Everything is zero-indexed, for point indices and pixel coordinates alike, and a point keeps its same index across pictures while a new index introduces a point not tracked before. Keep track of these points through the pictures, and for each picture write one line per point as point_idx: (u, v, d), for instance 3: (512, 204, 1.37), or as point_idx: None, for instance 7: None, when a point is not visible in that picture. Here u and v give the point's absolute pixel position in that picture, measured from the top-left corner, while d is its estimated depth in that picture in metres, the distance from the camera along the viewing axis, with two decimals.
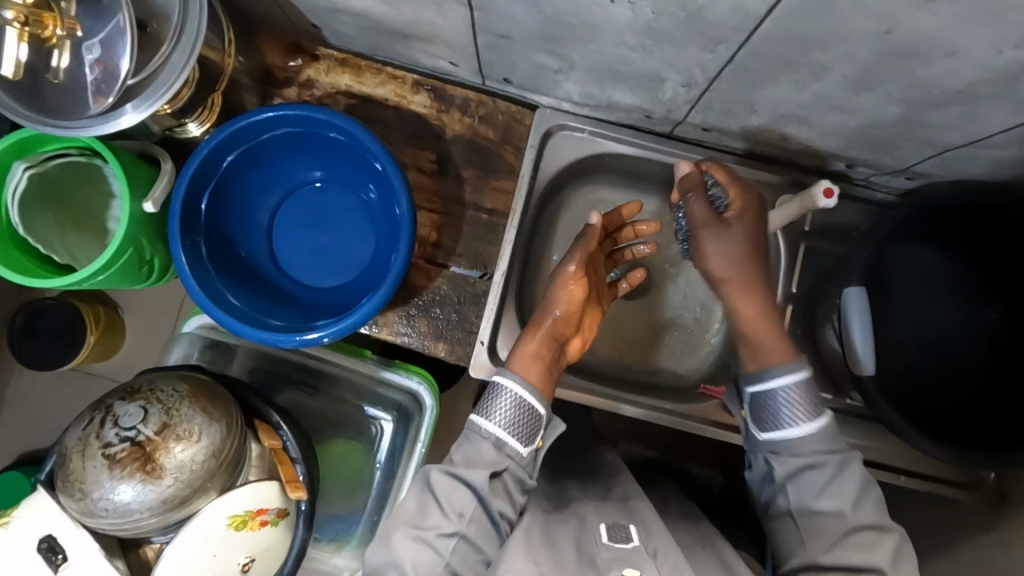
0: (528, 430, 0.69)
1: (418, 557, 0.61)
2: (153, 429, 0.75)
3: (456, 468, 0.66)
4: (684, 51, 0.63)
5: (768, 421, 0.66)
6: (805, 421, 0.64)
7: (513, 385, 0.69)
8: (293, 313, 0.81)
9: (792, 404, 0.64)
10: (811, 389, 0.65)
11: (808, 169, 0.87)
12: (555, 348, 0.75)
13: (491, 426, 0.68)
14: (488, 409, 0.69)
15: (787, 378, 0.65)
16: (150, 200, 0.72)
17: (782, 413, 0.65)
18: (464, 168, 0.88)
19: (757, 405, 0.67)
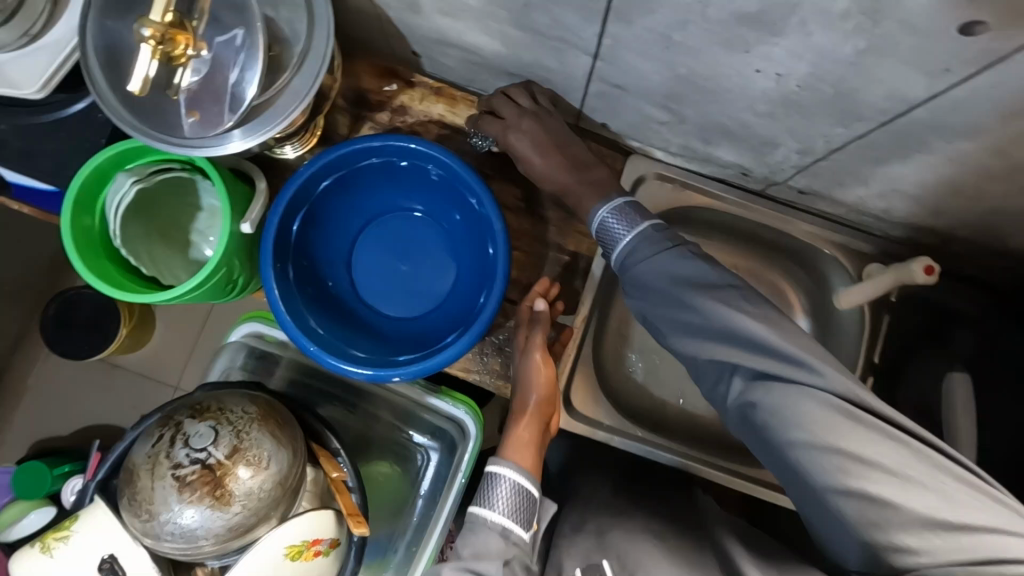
0: (527, 514, 0.68)
1: None
2: (223, 452, 0.73)
3: (468, 561, 0.62)
4: (814, 123, 0.62)
5: (609, 244, 0.69)
6: (632, 228, 0.67)
7: (511, 475, 0.68)
8: (373, 343, 0.80)
9: (619, 220, 0.68)
10: (635, 207, 0.69)
11: (898, 239, 0.86)
12: (543, 430, 0.75)
13: (495, 516, 0.66)
14: (487, 500, 0.67)
15: (609, 206, 0.69)
16: (248, 221, 0.70)
17: (615, 230, 0.68)
18: (550, 208, 0.87)
19: (601, 236, 0.70)
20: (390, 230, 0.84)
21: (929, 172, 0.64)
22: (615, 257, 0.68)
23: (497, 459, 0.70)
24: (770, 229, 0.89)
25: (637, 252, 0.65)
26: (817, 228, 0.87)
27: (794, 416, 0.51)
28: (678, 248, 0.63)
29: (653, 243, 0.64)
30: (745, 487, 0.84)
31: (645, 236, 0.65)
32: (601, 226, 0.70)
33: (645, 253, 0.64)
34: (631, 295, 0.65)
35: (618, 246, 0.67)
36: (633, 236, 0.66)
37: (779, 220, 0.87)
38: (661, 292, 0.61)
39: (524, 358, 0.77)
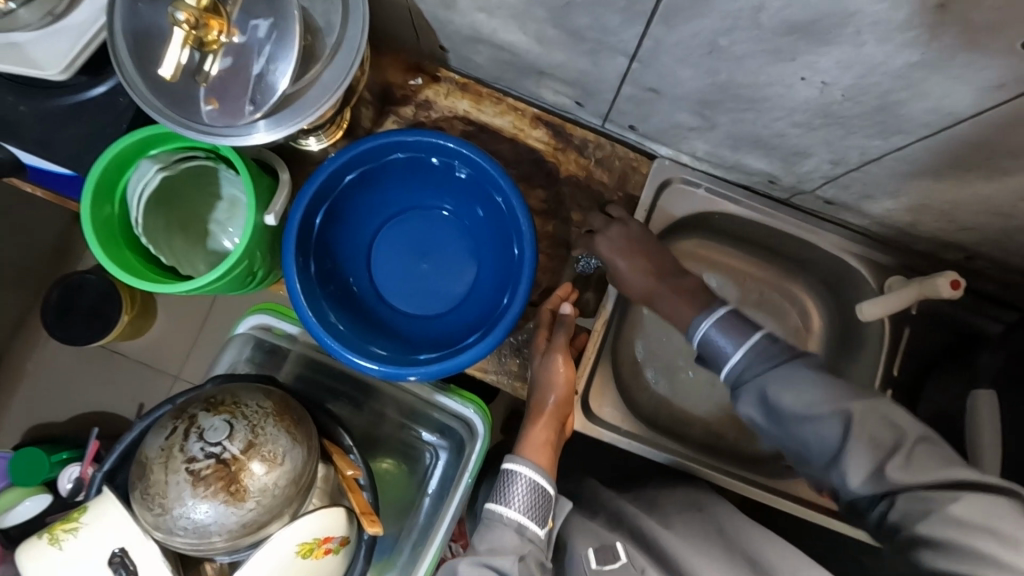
0: (544, 512, 0.66)
1: None
2: (238, 447, 0.72)
3: (484, 557, 0.60)
4: (851, 135, 0.61)
5: (713, 355, 0.64)
6: (736, 346, 0.62)
7: (528, 471, 0.67)
8: (391, 341, 0.78)
9: (722, 333, 0.63)
10: (736, 318, 0.64)
11: (921, 254, 0.86)
12: (559, 433, 0.74)
13: (511, 513, 0.64)
14: (505, 496, 0.65)
15: (709, 320, 0.65)
16: (272, 213, 0.69)
17: (717, 344, 0.64)
18: (573, 210, 0.86)
19: (704, 351, 0.65)
20: (411, 227, 0.83)
21: (964, 189, 0.64)
22: (723, 374, 0.62)
23: (514, 454, 0.69)
24: (792, 239, 0.88)
25: (750, 370, 0.59)
26: (840, 239, 0.86)
27: (853, 454, 0.51)
28: (789, 359, 0.58)
29: (760, 364, 0.59)
30: (759, 495, 0.83)
31: (758, 350, 0.60)
32: (702, 341, 0.65)
33: (758, 369, 0.59)
34: (747, 408, 0.58)
35: (727, 364, 0.62)
36: (741, 354, 0.61)
37: (803, 230, 0.86)
38: (775, 404, 0.56)
39: (543, 361, 0.77)
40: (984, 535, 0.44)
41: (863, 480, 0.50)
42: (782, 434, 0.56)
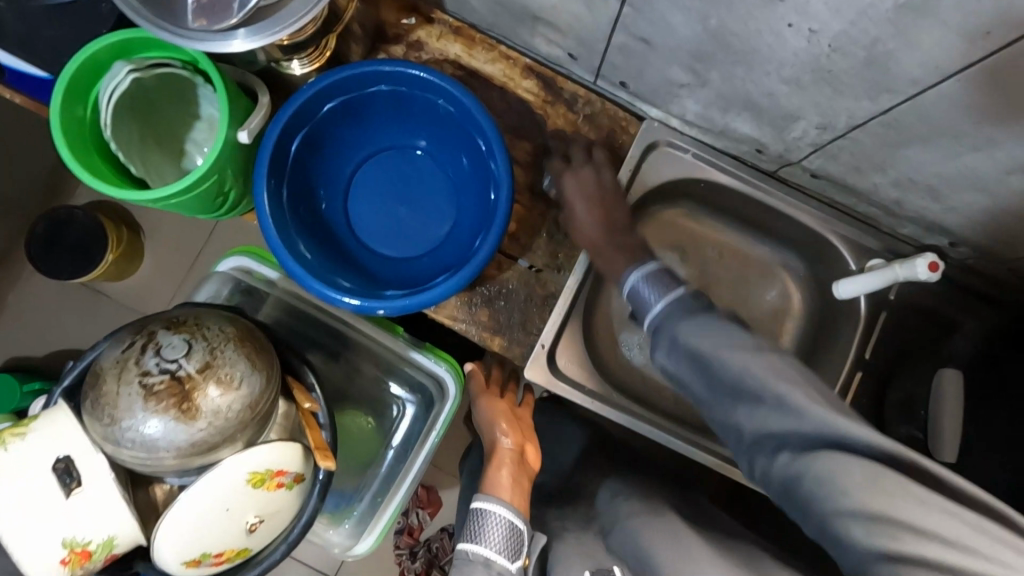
0: (517, 546, 0.62)
1: None
2: (194, 366, 0.71)
3: None
4: (839, 95, 0.60)
5: (641, 309, 0.61)
6: (660, 298, 0.59)
7: (496, 507, 0.63)
8: (360, 278, 0.78)
9: (649, 290, 0.61)
10: (664, 273, 0.62)
11: (905, 238, 0.85)
12: (520, 464, 0.71)
13: (480, 548, 0.61)
14: (477, 535, 0.61)
15: (642, 271, 0.63)
16: (246, 130, 0.68)
17: (644, 296, 0.61)
18: (558, 165, 0.84)
19: (634, 297, 0.63)
20: (392, 167, 0.81)
21: (949, 161, 0.62)
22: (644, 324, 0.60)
23: (480, 497, 0.64)
24: (778, 215, 0.87)
25: (669, 314, 0.57)
26: (826, 219, 0.85)
27: (788, 451, 0.46)
28: (710, 309, 0.56)
29: (699, 318, 0.55)
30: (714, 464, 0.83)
31: (680, 300, 0.58)
32: (632, 292, 0.63)
33: (677, 313, 0.56)
34: (660, 352, 0.56)
35: (650, 313, 0.59)
36: (663, 304, 0.59)
37: (789, 205, 0.85)
38: (696, 351, 0.52)
39: (485, 415, 0.78)
40: (913, 506, 0.42)
41: (761, 420, 0.48)
42: (688, 376, 0.53)
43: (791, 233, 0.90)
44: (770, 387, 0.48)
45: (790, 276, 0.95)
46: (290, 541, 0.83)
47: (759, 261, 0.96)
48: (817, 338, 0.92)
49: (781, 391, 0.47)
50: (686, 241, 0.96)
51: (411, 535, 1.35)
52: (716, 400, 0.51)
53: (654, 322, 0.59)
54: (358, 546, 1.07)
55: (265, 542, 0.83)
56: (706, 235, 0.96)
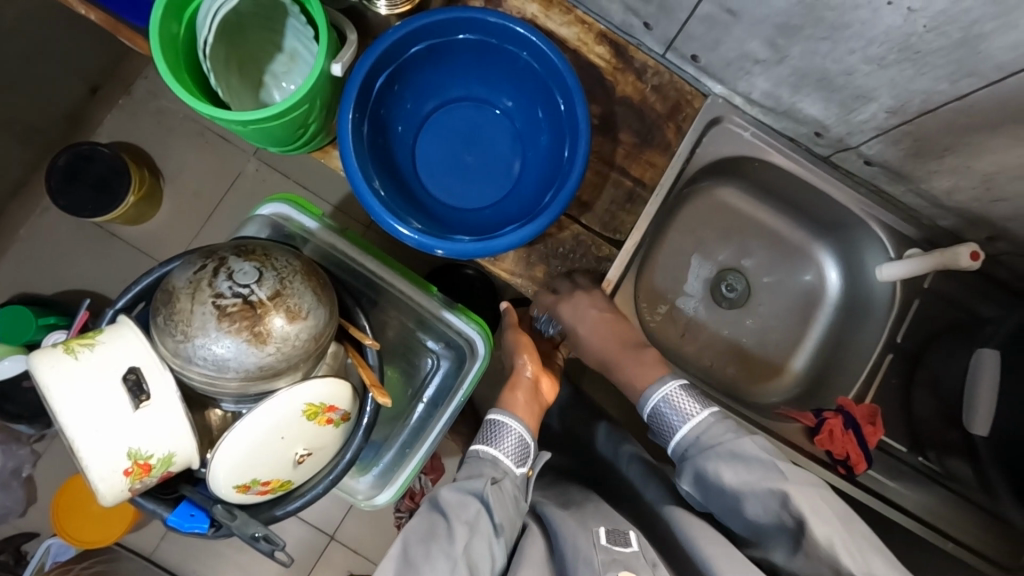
0: (521, 457, 0.78)
1: (458, 503, 0.67)
2: (266, 293, 0.72)
3: (464, 487, 0.70)
4: (919, 76, 0.64)
5: (665, 433, 0.70)
6: (690, 419, 0.67)
7: (508, 419, 0.79)
8: (427, 221, 0.79)
9: (676, 411, 0.69)
10: (687, 392, 0.70)
11: (944, 231, 0.89)
12: (533, 391, 0.87)
13: (492, 450, 0.77)
14: (493, 439, 0.78)
15: (663, 392, 0.70)
16: (339, 63, 0.69)
17: (668, 418, 0.69)
18: (623, 132, 0.87)
19: (653, 422, 0.71)
20: (462, 119, 0.83)
21: (1014, 148, 0.67)
22: (672, 446, 0.68)
23: (498, 410, 0.82)
24: (825, 199, 0.91)
25: (698, 443, 0.66)
26: (871, 206, 0.89)
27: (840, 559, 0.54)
28: (740, 435, 0.64)
29: (723, 431, 0.65)
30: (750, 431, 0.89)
31: (705, 427, 0.66)
32: (653, 413, 0.71)
33: (708, 442, 0.65)
34: (689, 481, 0.66)
35: (674, 437, 0.68)
36: (689, 427, 0.67)
37: (838, 190, 0.89)
38: (715, 486, 0.62)
39: (511, 345, 0.93)
40: None
41: (793, 558, 0.58)
42: (719, 505, 0.63)
43: (834, 218, 0.94)
44: (789, 511, 0.56)
45: (826, 261, 0.99)
46: (332, 478, 0.85)
47: (796, 244, 1.00)
48: (847, 322, 0.96)
49: (799, 510, 0.56)
50: (729, 220, 1.00)
51: (412, 499, 1.36)
52: (740, 524, 0.62)
53: (679, 449, 0.67)
54: (379, 496, 1.08)
55: (308, 476, 0.85)
56: (749, 217, 1.00)
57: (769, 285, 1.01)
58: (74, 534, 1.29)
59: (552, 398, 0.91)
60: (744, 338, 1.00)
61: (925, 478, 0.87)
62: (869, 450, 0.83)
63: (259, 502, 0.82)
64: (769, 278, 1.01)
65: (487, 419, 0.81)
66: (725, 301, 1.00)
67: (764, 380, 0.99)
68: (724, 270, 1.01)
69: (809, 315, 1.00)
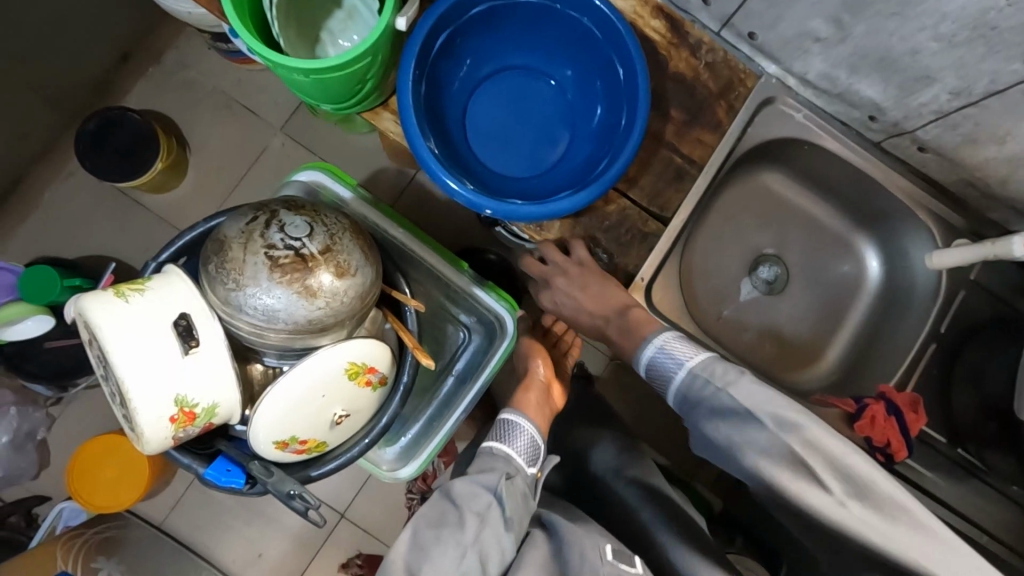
0: (532, 456, 0.75)
1: (471, 494, 0.65)
2: (317, 247, 0.72)
3: (477, 476, 0.68)
4: (992, 55, 0.63)
5: (663, 382, 0.72)
6: (682, 361, 0.70)
7: (523, 419, 0.78)
8: (478, 185, 0.79)
9: (669, 354, 0.72)
10: (682, 342, 0.72)
11: (991, 223, 0.89)
12: (544, 391, 0.87)
13: (504, 449, 0.74)
14: (506, 438, 0.75)
15: (657, 340, 0.74)
16: (404, 18, 0.68)
17: (665, 365, 0.72)
18: (674, 108, 0.86)
19: (653, 374, 0.74)
20: (517, 86, 0.83)
21: None
22: (669, 393, 0.71)
23: (511, 410, 0.80)
24: (872, 187, 0.90)
25: (689, 385, 0.68)
26: (918, 194, 0.88)
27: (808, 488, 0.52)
28: (727, 372, 0.65)
29: (711, 369, 0.66)
30: None
31: (694, 368, 0.68)
32: (652, 364, 0.74)
33: (696, 385, 0.67)
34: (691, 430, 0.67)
35: (670, 383, 0.71)
36: (681, 370, 0.70)
37: (885, 177, 0.89)
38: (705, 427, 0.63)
39: (528, 351, 0.97)
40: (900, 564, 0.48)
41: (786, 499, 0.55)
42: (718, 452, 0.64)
43: (879, 208, 0.93)
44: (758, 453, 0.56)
45: (865, 251, 0.98)
46: (367, 440, 0.85)
47: (836, 234, 1.00)
48: (884, 313, 0.96)
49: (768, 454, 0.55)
50: (769, 206, 1.00)
51: (425, 480, 1.36)
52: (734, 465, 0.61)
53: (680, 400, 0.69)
54: (404, 469, 1.08)
55: (343, 438, 0.85)
56: (790, 204, 0.99)
57: (806, 274, 1.01)
58: (88, 501, 1.27)
59: (561, 405, 0.91)
60: (779, 323, 1.00)
61: (958, 471, 0.86)
62: (911, 438, 0.83)
63: (293, 461, 0.82)
64: (807, 266, 1.01)
65: (501, 419, 0.79)
66: (761, 288, 1.00)
67: (797, 370, 0.98)
68: (763, 256, 1.00)
69: (846, 305, 0.99)
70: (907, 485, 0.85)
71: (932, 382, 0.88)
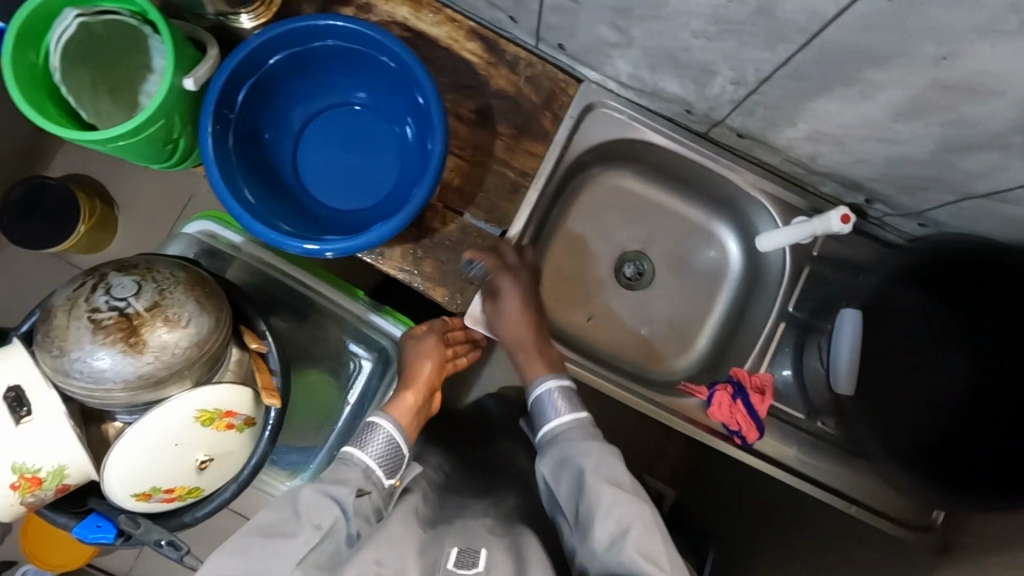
0: (392, 465, 0.73)
1: (320, 506, 0.62)
2: (143, 304, 0.75)
3: (326, 484, 0.65)
4: (745, 45, 0.64)
5: (540, 422, 0.73)
6: (565, 412, 0.71)
7: (389, 425, 0.74)
8: (305, 224, 0.82)
9: (554, 403, 0.72)
10: (569, 395, 0.74)
11: (830, 198, 0.90)
12: (426, 400, 0.83)
13: (362, 455, 0.71)
14: (363, 441, 0.72)
15: (551, 384, 0.74)
16: (191, 77, 0.71)
17: (547, 410, 0.73)
18: (501, 124, 0.88)
19: (533, 413, 0.74)
20: (339, 123, 0.85)
21: (847, 109, 0.66)
22: (545, 431, 0.71)
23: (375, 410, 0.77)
24: (712, 174, 0.92)
25: (562, 439, 0.69)
26: (754, 179, 0.90)
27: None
28: (598, 442, 0.68)
29: (585, 436, 0.69)
30: (645, 409, 0.88)
31: (574, 426, 0.70)
32: (536, 402, 0.74)
33: (574, 439, 0.69)
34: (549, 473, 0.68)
35: (546, 426, 0.71)
36: (560, 421, 0.71)
37: (720, 164, 0.90)
38: (578, 485, 0.64)
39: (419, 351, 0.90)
40: None
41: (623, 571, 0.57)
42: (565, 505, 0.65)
43: (726, 193, 0.94)
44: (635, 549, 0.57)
45: (725, 235, 0.99)
46: (235, 487, 0.85)
47: (695, 223, 1.00)
48: (748, 295, 0.97)
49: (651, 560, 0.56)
50: (627, 203, 1.00)
51: None
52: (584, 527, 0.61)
53: (542, 440, 0.72)
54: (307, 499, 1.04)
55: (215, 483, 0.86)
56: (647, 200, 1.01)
57: (672, 266, 1.01)
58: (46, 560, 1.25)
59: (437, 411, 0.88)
60: (652, 318, 0.99)
61: (825, 446, 0.88)
62: (761, 420, 0.85)
63: (166, 510, 0.85)
64: (673, 258, 1.00)
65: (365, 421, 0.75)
66: (628, 283, 1.00)
67: (672, 361, 0.98)
68: (627, 255, 1.00)
69: (714, 293, 1.00)
70: (774, 463, 0.86)
71: (789, 360, 0.89)
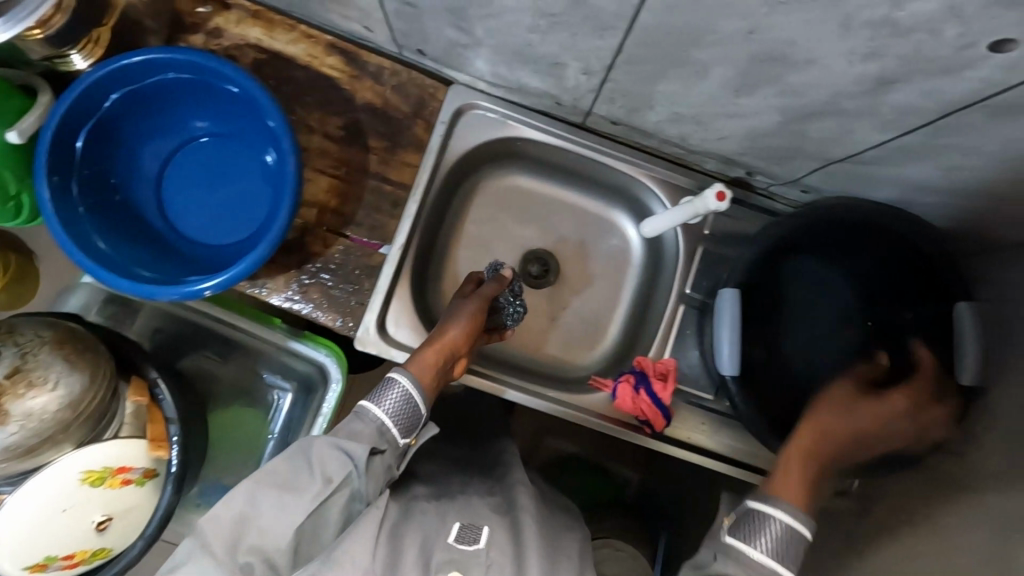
0: (410, 424, 0.65)
1: (330, 464, 0.57)
2: (4, 372, 0.73)
3: (341, 439, 0.59)
4: (578, 35, 0.63)
5: (747, 535, 0.55)
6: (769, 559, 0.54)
7: (408, 381, 0.65)
8: (170, 266, 0.79)
9: (774, 538, 0.54)
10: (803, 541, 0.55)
11: (714, 175, 0.89)
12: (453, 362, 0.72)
13: (378, 412, 0.63)
14: (379, 396, 0.64)
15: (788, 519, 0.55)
16: (15, 129, 0.68)
17: (774, 537, 0.54)
18: (372, 138, 0.86)
19: (747, 514, 0.56)
20: (198, 158, 0.82)
21: (693, 89, 0.65)
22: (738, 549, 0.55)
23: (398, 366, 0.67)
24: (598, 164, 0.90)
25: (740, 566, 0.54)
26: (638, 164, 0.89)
27: None
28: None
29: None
30: (555, 411, 0.87)
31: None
32: (763, 517, 0.55)
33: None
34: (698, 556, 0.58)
35: (744, 546, 0.55)
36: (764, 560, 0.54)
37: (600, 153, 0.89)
38: None
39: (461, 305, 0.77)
40: None
41: None
42: None
43: (617, 180, 0.93)
44: None
45: (623, 222, 0.98)
46: (141, 541, 0.78)
47: (593, 214, 0.98)
48: (651, 281, 0.96)
49: None
50: (523, 202, 0.97)
51: None
52: None
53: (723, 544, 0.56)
54: None
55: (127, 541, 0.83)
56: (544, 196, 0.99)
57: (577, 260, 0.98)
58: None
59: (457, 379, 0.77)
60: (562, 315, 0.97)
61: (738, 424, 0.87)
62: (666, 408, 0.83)
63: None
64: (577, 252, 0.98)
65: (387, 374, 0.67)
66: (535, 281, 0.96)
67: (584, 356, 0.97)
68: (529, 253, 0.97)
69: (619, 281, 0.98)
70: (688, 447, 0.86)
71: (694, 342, 0.88)
